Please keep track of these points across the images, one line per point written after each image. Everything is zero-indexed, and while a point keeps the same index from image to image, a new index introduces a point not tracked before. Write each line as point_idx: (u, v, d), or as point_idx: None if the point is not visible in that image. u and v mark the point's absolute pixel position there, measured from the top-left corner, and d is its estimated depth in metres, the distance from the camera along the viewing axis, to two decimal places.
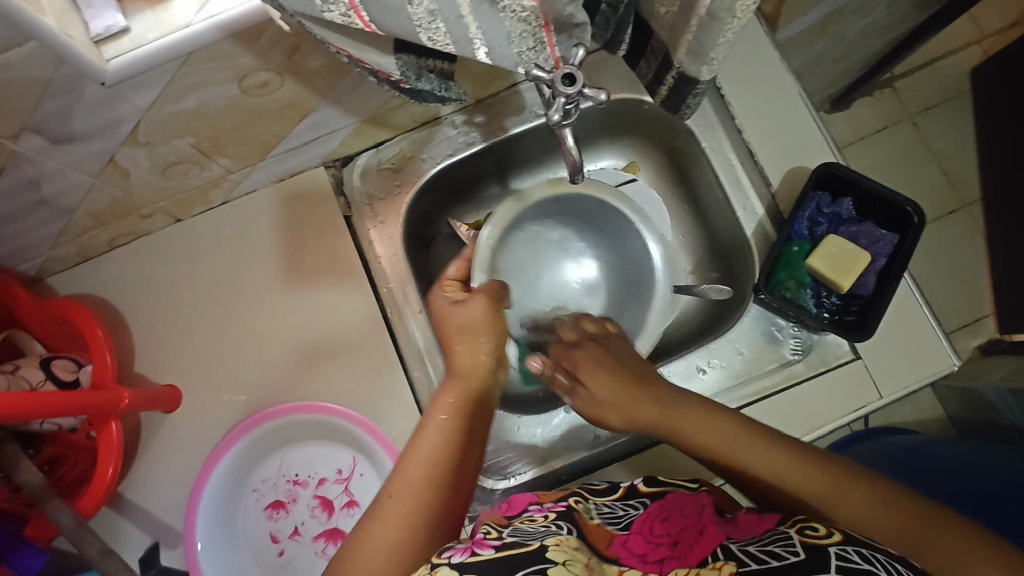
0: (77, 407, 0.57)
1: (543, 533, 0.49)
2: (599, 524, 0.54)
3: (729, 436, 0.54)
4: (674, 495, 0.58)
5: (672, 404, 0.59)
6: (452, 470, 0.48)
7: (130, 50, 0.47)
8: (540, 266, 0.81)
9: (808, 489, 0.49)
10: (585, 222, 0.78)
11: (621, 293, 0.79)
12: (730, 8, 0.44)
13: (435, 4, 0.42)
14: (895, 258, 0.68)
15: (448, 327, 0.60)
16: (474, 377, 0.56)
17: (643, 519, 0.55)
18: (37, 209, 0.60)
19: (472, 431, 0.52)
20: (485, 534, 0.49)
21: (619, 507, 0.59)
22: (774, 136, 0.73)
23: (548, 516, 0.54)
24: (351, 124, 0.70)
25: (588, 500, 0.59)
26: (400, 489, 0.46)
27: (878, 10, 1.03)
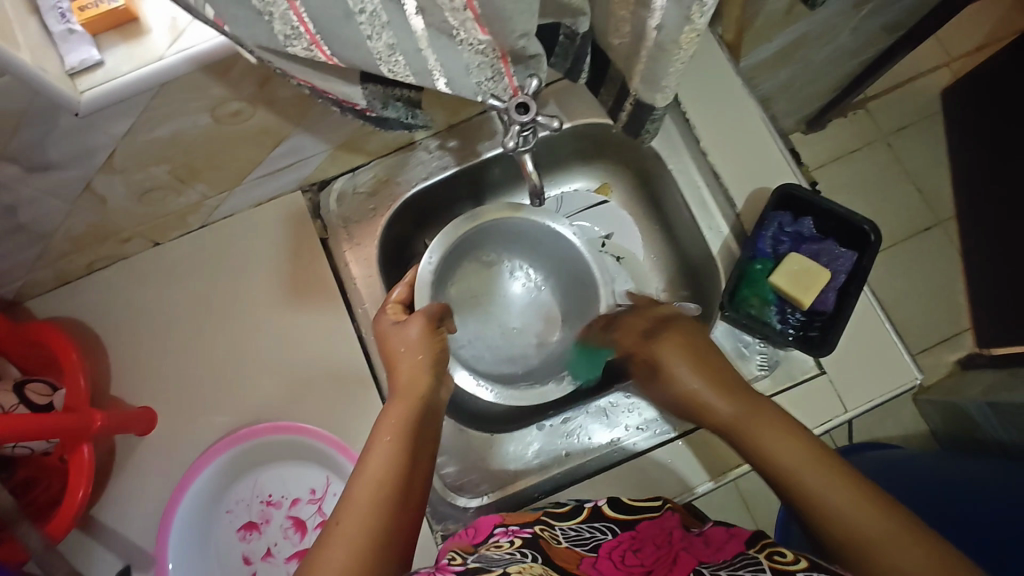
0: (51, 428, 0.58)
1: (507, 559, 0.48)
2: (567, 547, 0.55)
3: (792, 451, 0.51)
4: (645, 525, 0.59)
5: (742, 410, 0.57)
6: (402, 489, 0.48)
7: (103, 82, 0.49)
8: (481, 292, 0.84)
9: (867, 534, 0.44)
10: (522, 247, 0.82)
11: (562, 308, 0.83)
12: (675, 41, 0.46)
13: (394, 39, 0.44)
14: (854, 276, 0.70)
15: (390, 347, 0.63)
16: (416, 393, 0.58)
17: (614, 546, 0.56)
18: (14, 235, 0.62)
19: (416, 454, 0.52)
20: (450, 560, 0.49)
21: (586, 530, 0.59)
22: (738, 158, 0.76)
23: (513, 542, 0.54)
24: (327, 150, 0.72)
25: (554, 526, 0.59)
26: (352, 513, 0.45)
27: (844, 35, 1.07)
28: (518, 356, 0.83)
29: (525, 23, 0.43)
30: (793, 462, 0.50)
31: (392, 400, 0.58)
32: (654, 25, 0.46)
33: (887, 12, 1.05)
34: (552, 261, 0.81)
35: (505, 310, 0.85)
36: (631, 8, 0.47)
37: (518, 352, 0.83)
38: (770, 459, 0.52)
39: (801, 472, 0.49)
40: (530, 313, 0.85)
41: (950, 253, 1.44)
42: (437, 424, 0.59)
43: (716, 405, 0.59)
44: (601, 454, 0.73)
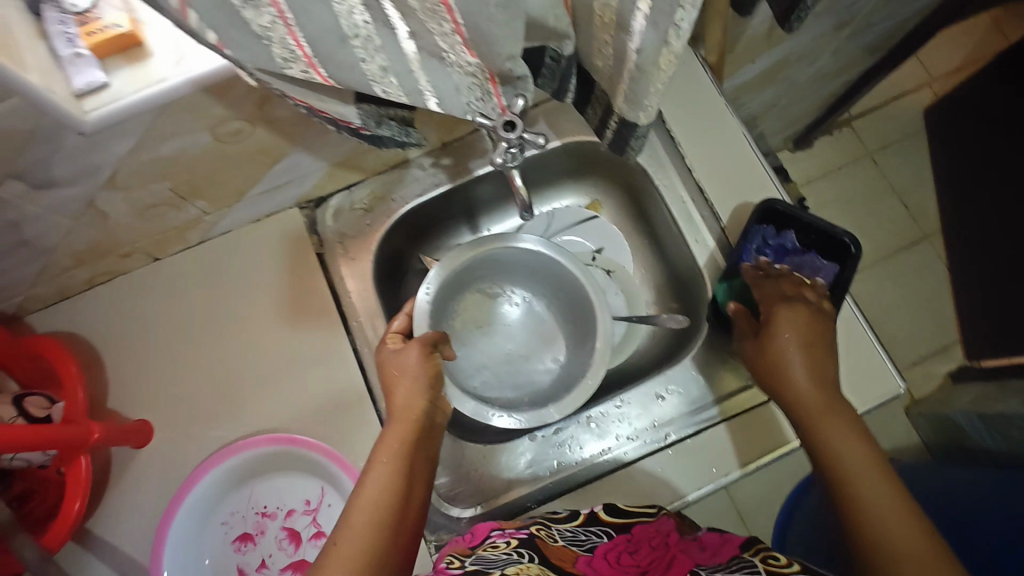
0: (49, 440, 0.59)
1: (504, 562, 0.51)
2: (562, 546, 0.57)
3: (859, 462, 0.52)
4: (640, 527, 0.61)
5: (825, 401, 0.59)
6: (394, 516, 0.50)
7: (107, 103, 0.50)
8: (480, 319, 0.84)
9: (899, 540, 0.46)
10: (517, 273, 0.82)
11: (563, 327, 0.83)
12: (654, 63, 0.49)
13: (387, 61, 0.46)
14: (836, 288, 0.72)
15: (388, 374, 0.62)
16: (412, 416, 0.58)
17: (609, 548, 0.57)
18: (18, 250, 0.63)
19: (410, 479, 0.53)
20: (449, 564, 0.53)
21: (582, 533, 0.61)
22: (721, 174, 0.78)
23: (510, 542, 0.56)
24: (324, 167, 0.75)
25: (551, 527, 0.61)
26: (346, 541, 0.47)
27: (825, 56, 1.11)
28: (524, 380, 0.82)
29: (511, 47, 0.45)
30: (864, 471, 0.52)
31: (389, 421, 0.58)
32: (634, 48, 0.48)
33: (867, 34, 1.09)
34: (547, 283, 0.81)
35: (506, 335, 0.85)
36: (611, 32, 0.49)
37: (525, 375, 0.82)
38: (837, 463, 0.53)
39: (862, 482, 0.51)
40: (532, 335, 0.85)
41: (936, 267, 1.46)
42: (433, 444, 0.60)
43: (800, 384, 0.61)
44: (592, 463, 0.74)
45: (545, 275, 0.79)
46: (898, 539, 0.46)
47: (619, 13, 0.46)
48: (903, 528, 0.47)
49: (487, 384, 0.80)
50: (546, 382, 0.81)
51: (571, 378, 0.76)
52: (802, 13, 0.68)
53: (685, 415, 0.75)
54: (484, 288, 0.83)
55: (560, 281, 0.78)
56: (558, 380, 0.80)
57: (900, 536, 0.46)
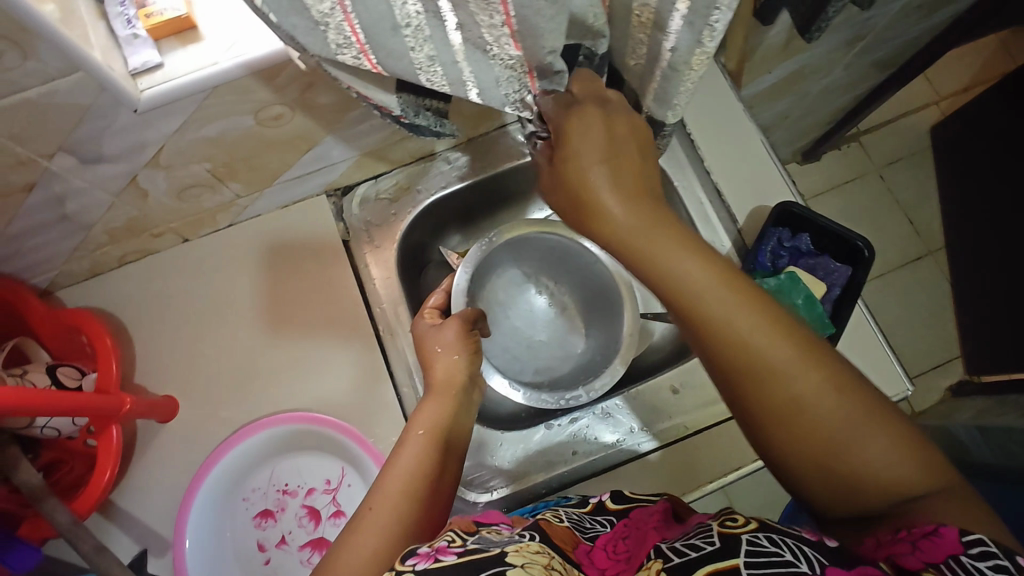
0: (85, 407, 0.61)
1: (505, 541, 0.48)
2: (569, 528, 0.58)
3: (779, 347, 0.43)
4: (637, 512, 0.61)
5: (704, 275, 0.45)
6: (430, 482, 0.53)
7: (163, 81, 0.53)
8: (510, 306, 0.86)
9: (837, 435, 0.42)
10: (549, 263, 0.85)
11: (588, 319, 0.86)
12: (686, 62, 0.52)
13: (434, 51, 0.49)
14: (849, 289, 0.74)
15: (426, 348, 0.68)
16: (448, 395, 0.63)
17: (609, 537, 0.56)
18: (59, 224, 0.65)
19: (445, 449, 0.58)
20: (449, 541, 0.45)
21: (588, 520, 0.61)
22: (738, 176, 0.80)
23: (517, 529, 0.53)
24: (354, 157, 0.77)
25: (562, 511, 0.63)
26: (384, 499, 0.51)
27: (838, 70, 1.14)
28: (546, 364, 0.84)
29: (554, 41, 0.47)
30: (764, 367, 0.43)
31: (426, 398, 0.63)
32: (669, 48, 0.51)
33: (879, 49, 1.12)
34: (576, 275, 0.84)
35: (531, 318, 0.87)
36: (648, 31, 0.51)
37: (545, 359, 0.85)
38: (747, 354, 0.44)
39: (788, 376, 0.43)
40: (557, 324, 0.87)
41: (940, 282, 1.49)
42: (467, 423, 0.64)
43: (680, 272, 0.46)
44: (605, 454, 0.76)
45: (576, 266, 0.83)
46: (825, 432, 0.42)
47: (657, 12, 0.48)
48: (826, 413, 0.42)
49: (511, 363, 0.83)
50: (570, 370, 0.83)
51: (595, 366, 0.80)
52: (824, 23, 0.68)
53: (698, 409, 0.77)
54: (514, 273, 0.86)
55: (590, 272, 0.82)
56: (580, 368, 0.83)
57: (831, 424, 0.42)
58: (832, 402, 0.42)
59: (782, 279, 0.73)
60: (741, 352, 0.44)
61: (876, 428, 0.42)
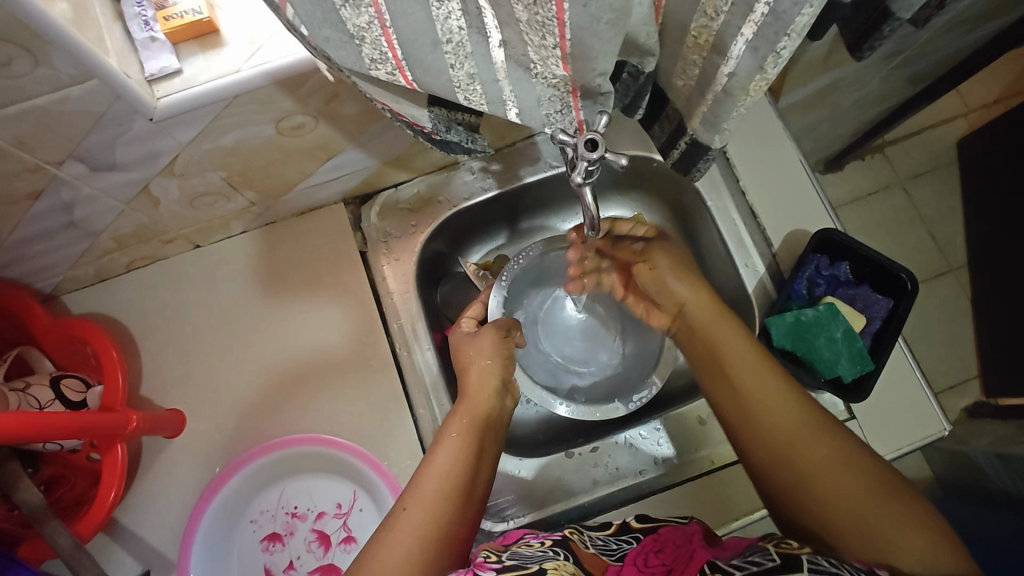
0: (90, 427, 0.58)
1: (541, 558, 0.49)
2: (595, 554, 0.54)
3: (780, 393, 0.55)
4: (668, 529, 0.58)
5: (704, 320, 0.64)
6: (459, 494, 0.51)
7: (180, 90, 0.49)
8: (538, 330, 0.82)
9: (841, 494, 0.49)
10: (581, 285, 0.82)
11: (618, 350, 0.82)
12: (744, 88, 0.48)
13: (475, 68, 0.45)
14: (890, 324, 0.71)
15: (463, 354, 0.66)
16: (482, 397, 0.61)
17: (637, 553, 0.55)
18: (66, 230, 0.62)
19: (479, 454, 0.56)
20: (486, 557, 0.48)
21: (613, 541, 0.58)
22: (775, 200, 0.77)
23: (544, 542, 0.53)
24: (373, 166, 0.73)
25: (584, 532, 0.59)
26: (412, 506, 0.49)
27: (873, 83, 1.05)
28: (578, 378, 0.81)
29: (606, 63, 0.43)
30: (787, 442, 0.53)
31: (457, 405, 0.61)
32: (726, 72, 0.47)
33: (917, 64, 1.02)
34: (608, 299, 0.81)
35: (563, 329, 0.83)
36: (703, 53, 0.48)
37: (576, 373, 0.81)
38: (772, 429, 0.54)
39: (815, 460, 0.51)
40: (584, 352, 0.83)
41: (962, 303, 1.37)
42: (498, 432, 0.61)
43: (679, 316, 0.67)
44: (627, 486, 0.73)
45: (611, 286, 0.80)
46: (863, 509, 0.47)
47: (718, 35, 0.45)
48: (851, 495, 0.48)
49: (542, 374, 0.80)
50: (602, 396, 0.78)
51: (632, 384, 0.78)
52: (877, 42, 0.63)
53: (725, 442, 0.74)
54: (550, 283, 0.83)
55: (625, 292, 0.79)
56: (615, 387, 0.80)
57: (863, 508, 0.47)
58: (858, 490, 0.48)
59: (821, 311, 0.70)
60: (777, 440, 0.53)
61: (904, 514, 0.46)
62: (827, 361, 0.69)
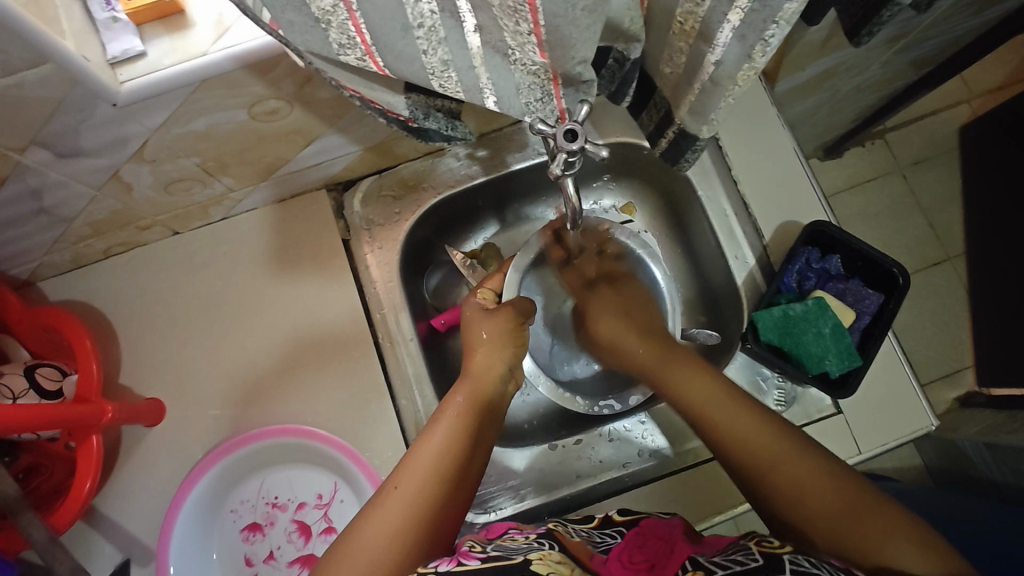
0: (63, 419, 0.57)
1: (526, 549, 0.47)
2: (580, 543, 0.53)
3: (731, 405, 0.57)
4: (649, 522, 0.57)
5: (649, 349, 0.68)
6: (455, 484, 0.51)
7: (144, 74, 0.47)
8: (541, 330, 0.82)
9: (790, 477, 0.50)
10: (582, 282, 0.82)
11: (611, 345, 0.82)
12: (731, 77, 0.46)
13: (449, 55, 0.43)
14: (880, 319, 0.70)
15: (472, 331, 0.67)
16: (490, 373, 0.63)
17: (622, 546, 0.53)
18: (36, 216, 0.60)
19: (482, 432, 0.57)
20: (471, 546, 0.47)
21: (597, 535, 0.57)
22: (767, 190, 0.75)
23: (530, 535, 0.52)
24: (355, 151, 0.71)
25: (569, 525, 0.58)
26: (403, 485, 0.49)
27: (874, 68, 1.00)
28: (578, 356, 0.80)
29: (586, 51, 0.41)
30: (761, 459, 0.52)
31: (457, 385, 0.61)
32: (713, 61, 0.45)
33: (921, 47, 0.97)
34: None
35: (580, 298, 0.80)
36: (690, 40, 0.46)
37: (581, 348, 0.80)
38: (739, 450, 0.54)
39: (803, 483, 0.50)
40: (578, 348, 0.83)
41: (958, 292, 1.35)
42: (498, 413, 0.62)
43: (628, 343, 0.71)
44: (611, 478, 0.73)
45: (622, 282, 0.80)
46: (836, 524, 0.47)
47: (704, 22, 0.43)
48: (818, 497, 0.49)
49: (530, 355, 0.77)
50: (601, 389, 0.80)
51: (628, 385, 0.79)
52: (875, 27, 0.60)
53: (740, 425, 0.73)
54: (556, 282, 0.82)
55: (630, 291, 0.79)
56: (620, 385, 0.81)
57: (824, 508, 0.48)
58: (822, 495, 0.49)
59: (810, 305, 0.69)
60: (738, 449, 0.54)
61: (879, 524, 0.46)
62: (815, 357, 0.68)
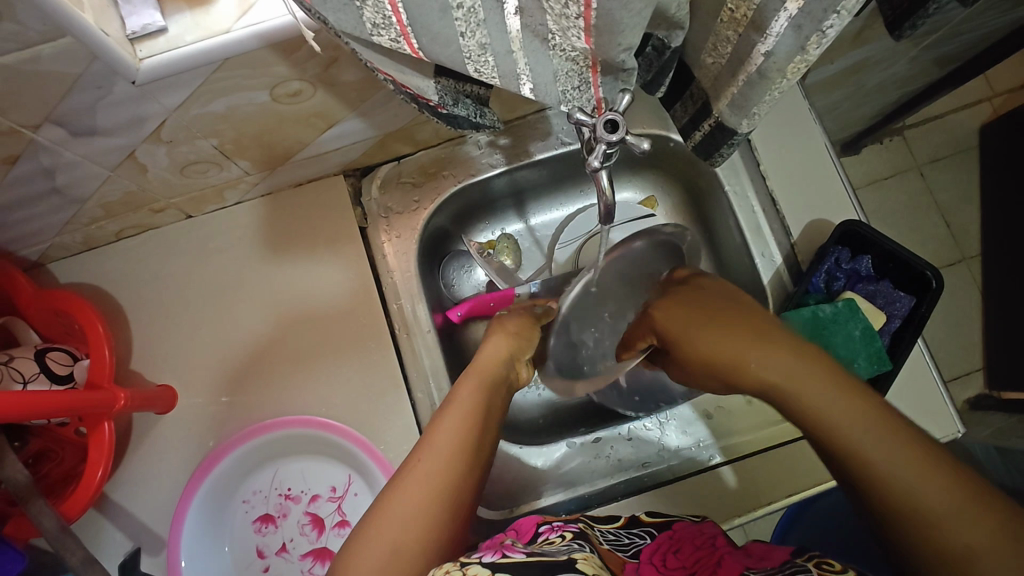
0: (74, 407, 0.56)
1: (568, 550, 0.46)
2: (610, 549, 0.52)
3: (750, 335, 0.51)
4: (682, 527, 0.56)
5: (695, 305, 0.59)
6: (467, 464, 0.49)
7: (165, 51, 0.45)
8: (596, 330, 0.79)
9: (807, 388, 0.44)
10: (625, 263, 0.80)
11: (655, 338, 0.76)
12: (780, 69, 0.44)
13: (487, 38, 0.40)
14: (911, 323, 0.68)
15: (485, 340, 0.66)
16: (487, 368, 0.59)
17: (655, 552, 0.52)
18: (48, 197, 0.58)
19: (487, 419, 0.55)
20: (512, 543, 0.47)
21: (625, 535, 0.56)
22: (796, 187, 0.73)
23: (565, 537, 0.50)
24: (374, 136, 0.69)
25: (594, 526, 0.56)
26: (413, 476, 0.47)
27: (902, 64, 0.97)
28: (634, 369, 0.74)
29: (633, 37, 0.39)
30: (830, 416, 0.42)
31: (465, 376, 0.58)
32: (763, 51, 0.43)
33: (951, 43, 0.94)
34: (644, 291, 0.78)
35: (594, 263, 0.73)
36: (739, 29, 0.43)
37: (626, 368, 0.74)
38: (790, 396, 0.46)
39: (836, 405, 0.42)
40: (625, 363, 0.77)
41: (973, 293, 1.32)
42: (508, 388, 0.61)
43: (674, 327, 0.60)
44: (627, 478, 0.71)
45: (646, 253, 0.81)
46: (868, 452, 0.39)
47: (758, 10, 0.41)
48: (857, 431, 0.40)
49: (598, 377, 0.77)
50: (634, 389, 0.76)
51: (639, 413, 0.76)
52: (919, 20, 0.57)
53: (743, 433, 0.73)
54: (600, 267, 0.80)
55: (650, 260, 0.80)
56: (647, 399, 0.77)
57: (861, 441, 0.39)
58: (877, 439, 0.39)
59: (839, 307, 0.67)
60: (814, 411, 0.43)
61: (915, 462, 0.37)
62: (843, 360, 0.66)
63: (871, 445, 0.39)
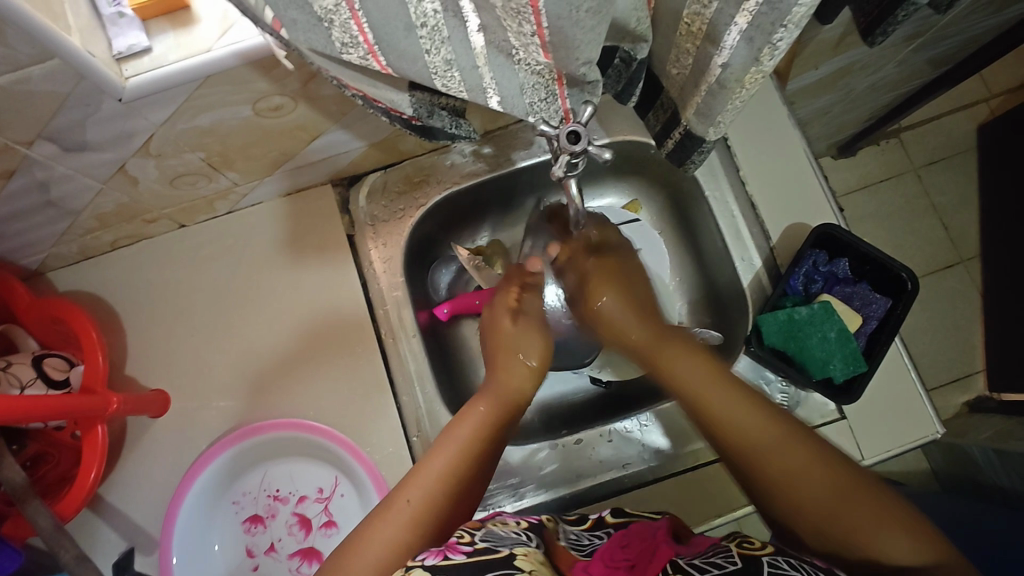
0: (66, 411, 0.58)
1: (513, 542, 0.49)
2: (565, 545, 0.54)
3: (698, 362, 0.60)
4: (638, 524, 0.57)
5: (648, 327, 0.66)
6: (467, 473, 0.56)
7: (149, 69, 0.47)
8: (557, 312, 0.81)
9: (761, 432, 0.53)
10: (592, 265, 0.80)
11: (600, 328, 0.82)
12: (738, 80, 0.45)
13: (452, 54, 0.42)
14: (886, 325, 0.69)
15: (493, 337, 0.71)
16: (505, 386, 0.66)
17: (609, 549, 0.54)
18: (44, 209, 0.61)
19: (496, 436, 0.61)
20: (458, 538, 0.48)
21: (585, 536, 0.58)
22: (775, 191, 0.74)
23: (519, 524, 0.55)
24: (362, 146, 0.71)
25: (560, 524, 0.60)
26: (425, 472, 0.54)
27: (890, 67, 0.98)
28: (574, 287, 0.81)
29: (591, 52, 0.41)
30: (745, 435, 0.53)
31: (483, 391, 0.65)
32: (719, 63, 0.45)
33: (938, 47, 0.95)
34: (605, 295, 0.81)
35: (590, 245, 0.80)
36: (696, 42, 0.45)
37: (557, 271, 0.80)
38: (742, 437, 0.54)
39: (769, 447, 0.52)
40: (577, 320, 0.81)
41: (970, 295, 1.32)
42: (519, 420, 0.66)
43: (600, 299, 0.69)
44: (610, 478, 0.73)
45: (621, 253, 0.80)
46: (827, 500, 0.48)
47: (711, 24, 0.42)
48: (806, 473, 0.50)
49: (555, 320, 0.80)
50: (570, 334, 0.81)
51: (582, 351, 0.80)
52: (890, 27, 0.58)
53: None
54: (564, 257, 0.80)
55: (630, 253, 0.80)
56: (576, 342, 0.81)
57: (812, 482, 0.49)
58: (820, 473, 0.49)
59: (815, 309, 0.69)
60: (704, 405, 0.57)
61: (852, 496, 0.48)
62: (819, 361, 0.67)
63: (823, 488, 0.49)
